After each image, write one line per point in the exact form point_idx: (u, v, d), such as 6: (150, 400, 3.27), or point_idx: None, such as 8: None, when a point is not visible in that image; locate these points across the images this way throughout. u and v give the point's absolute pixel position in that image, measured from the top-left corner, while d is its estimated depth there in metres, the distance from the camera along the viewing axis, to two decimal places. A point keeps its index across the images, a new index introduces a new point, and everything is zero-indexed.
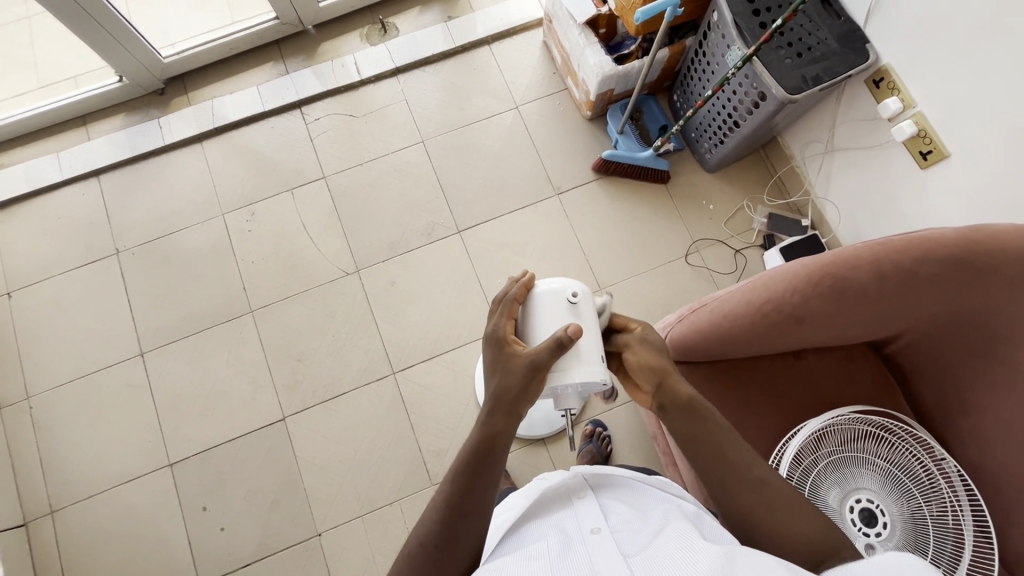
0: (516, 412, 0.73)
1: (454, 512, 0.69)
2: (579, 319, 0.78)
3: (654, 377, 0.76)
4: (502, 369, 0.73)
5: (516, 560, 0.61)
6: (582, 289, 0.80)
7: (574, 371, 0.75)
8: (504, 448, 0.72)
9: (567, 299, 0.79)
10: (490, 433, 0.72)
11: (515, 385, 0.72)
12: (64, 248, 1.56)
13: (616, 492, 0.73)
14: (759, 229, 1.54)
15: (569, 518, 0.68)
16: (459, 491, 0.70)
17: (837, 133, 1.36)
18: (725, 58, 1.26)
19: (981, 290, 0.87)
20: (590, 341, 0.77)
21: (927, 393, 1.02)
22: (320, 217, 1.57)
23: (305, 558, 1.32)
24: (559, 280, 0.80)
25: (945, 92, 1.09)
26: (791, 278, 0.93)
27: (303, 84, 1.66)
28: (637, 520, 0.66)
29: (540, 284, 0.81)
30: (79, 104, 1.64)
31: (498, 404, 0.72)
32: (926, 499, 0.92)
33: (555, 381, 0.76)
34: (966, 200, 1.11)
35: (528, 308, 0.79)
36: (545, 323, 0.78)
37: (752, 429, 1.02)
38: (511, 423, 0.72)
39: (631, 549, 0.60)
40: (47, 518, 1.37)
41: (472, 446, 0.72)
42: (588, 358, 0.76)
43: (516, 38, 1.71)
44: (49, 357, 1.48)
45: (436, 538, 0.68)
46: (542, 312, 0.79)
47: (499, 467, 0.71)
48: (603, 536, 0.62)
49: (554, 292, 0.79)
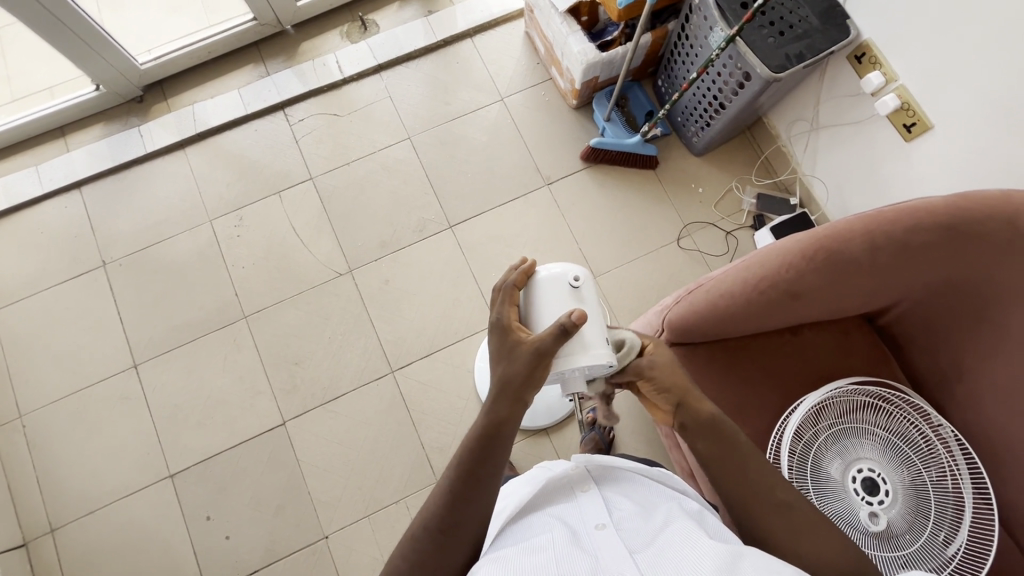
0: (522, 398, 0.72)
1: (457, 495, 0.69)
2: (581, 303, 0.79)
3: (676, 398, 0.77)
4: (507, 357, 0.73)
5: (521, 552, 0.61)
6: (582, 273, 0.81)
7: (579, 353, 0.76)
8: (511, 433, 0.72)
9: (568, 283, 0.80)
10: (494, 420, 0.71)
11: (520, 369, 0.72)
12: (48, 263, 1.53)
13: (620, 486, 0.74)
14: (749, 209, 1.56)
15: (572, 512, 0.68)
16: (464, 477, 0.70)
17: (821, 110, 1.37)
18: (708, 40, 1.26)
19: (972, 256, 0.88)
20: (593, 325, 0.78)
21: (923, 363, 1.04)
22: (310, 219, 1.56)
23: (314, 561, 1.32)
24: (559, 265, 0.80)
25: (926, 64, 1.11)
26: (785, 254, 0.94)
27: (285, 85, 1.65)
28: (641, 517, 0.66)
29: (539, 270, 0.81)
30: (55, 116, 1.61)
31: (504, 390, 0.72)
32: (925, 465, 0.93)
33: (562, 364, 0.75)
34: (952, 171, 1.13)
35: (531, 294, 0.79)
36: (548, 307, 0.78)
37: (754, 407, 1.03)
38: (517, 410, 0.72)
39: (637, 548, 0.60)
40: (48, 536, 1.35)
41: (476, 433, 0.72)
42: (595, 341, 0.76)
43: (498, 30, 1.70)
44: (40, 375, 1.46)
45: (438, 524, 0.69)
46: (543, 297, 0.79)
47: (505, 450, 0.72)
48: (608, 532, 0.62)
49: (556, 277, 0.80)
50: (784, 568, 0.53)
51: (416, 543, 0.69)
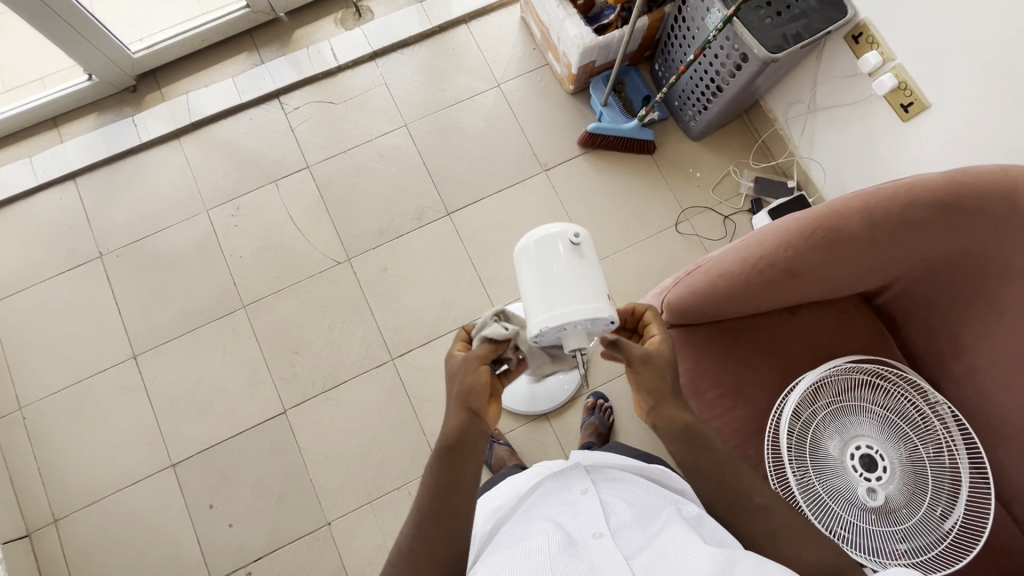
0: (469, 408, 0.72)
1: (449, 484, 0.70)
2: (582, 259, 0.80)
3: (651, 399, 0.74)
4: (458, 371, 0.73)
5: (519, 556, 0.60)
6: (583, 233, 0.81)
7: (575, 305, 0.76)
8: (477, 437, 0.71)
9: (569, 241, 0.80)
10: (452, 434, 0.71)
11: (459, 388, 0.72)
12: (45, 255, 1.52)
13: (617, 487, 0.74)
14: (746, 193, 1.57)
15: (571, 518, 0.67)
16: (449, 470, 0.70)
17: (818, 92, 1.37)
18: (706, 21, 1.26)
19: (969, 230, 0.89)
20: (591, 283, 0.78)
21: (919, 340, 1.05)
22: (307, 208, 1.56)
23: (317, 548, 1.33)
24: (559, 224, 0.81)
25: (923, 44, 1.11)
26: (784, 233, 0.95)
27: (280, 73, 1.64)
28: (637, 522, 0.65)
29: (539, 229, 0.82)
30: (47, 106, 1.59)
31: (459, 401, 0.72)
32: (923, 441, 0.94)
33: (562, 315, 0.75)
34: (949, 150, 1.14)
35: (533, 251, 0.80)
36: (550, 266, 0.79)
37: (752, 387, 1.04)
38: (472, 419, 0.71)
39: (633, 552, 0.59)
40: (51, 527, 1.35)
41: (441, 446, 0.71)
42: (593, 295, 0.77)
43: (494, 15, 1.69)
44: (40, 366, 1.46)
45: (431, 501, 0.69)
46: (546, 254, 0.80)
47: (471, 460, 0.70)
48: (606, 540, 0.61)
49: (555, 235, 0.80)
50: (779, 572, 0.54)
51: (413, 520, 0.69)
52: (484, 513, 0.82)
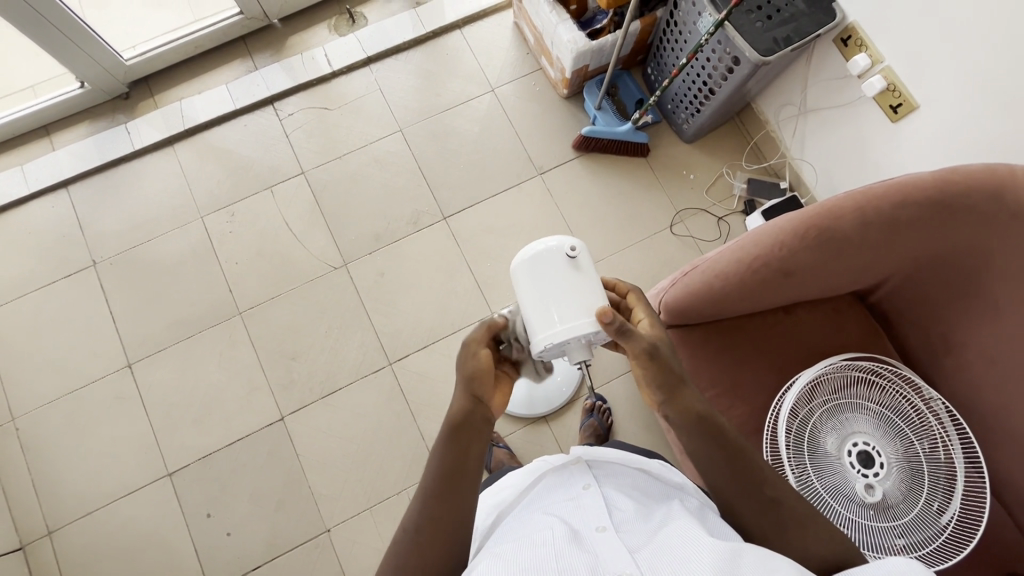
0: (476, 394, 0.73)
1: (457, 466, 0.69)
2: (580, 272, 0.79)
3: (662, 391, 0.74)
4: (471, 356, 0.76)
5: (524, 548, 0.60)
6: (579, 244, 0.80)
7: (580, 319, 0.76)
8: (483, 421, 0.73)
9: (566, 255, 0.79)
10: (458, 417, 0.71)
11: (470, 371, 0.74)
12: (38, 264, 1.51)
13: (619, 482, 0.74)
14: (740, 195, 1.58)
15: (574, 511, 0.67)
16: (455, 453, 0.69)
17: (808, 93, 1.39)
18: (697, 25, 1.28)
19: (960, 228, 0.90)
20: (591, 293, 0.78)
21: (914, 337, 1.06)
22: (302, 214, 1.55)
23: (317, 555, 1.32)
24: (555, 238, 0.80)
25: (910, 47, 1.14)
26: (778, 234, 0.96)
27: (273, 79, 1.64)
28: (641, 517, 0.66)
29: (535, 246, 0.81)
30: (38, 114, 1.58)
31: (466, 386, 0.73)
32: (918, 437, 0.96)
33: (566, 332, 0.76)
34: (938, 149, 1.16)
35: (531, 267, 0.80)
36: (548, 282, 0.78)
37: (749, 385, 1.05)
38: (478, 408, 0.72)
39: (637, 545, 0.59)
40: (45, 539, 1.34)
41: (446, 428, 0.71)
42: (593, 306, 0.76)
43: (486, 21, 1.71)
44: (32, 376, 1.44)
45: (437, 491, 0.68)
46: (545, 270, 0.79)
47: (472, 445, 0.70)
48: (609, 532, 0.61)
49: (551, 250, 0.80)
50: (781, 566, 0.54)
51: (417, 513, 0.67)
52: (484, 512, 0.82)
